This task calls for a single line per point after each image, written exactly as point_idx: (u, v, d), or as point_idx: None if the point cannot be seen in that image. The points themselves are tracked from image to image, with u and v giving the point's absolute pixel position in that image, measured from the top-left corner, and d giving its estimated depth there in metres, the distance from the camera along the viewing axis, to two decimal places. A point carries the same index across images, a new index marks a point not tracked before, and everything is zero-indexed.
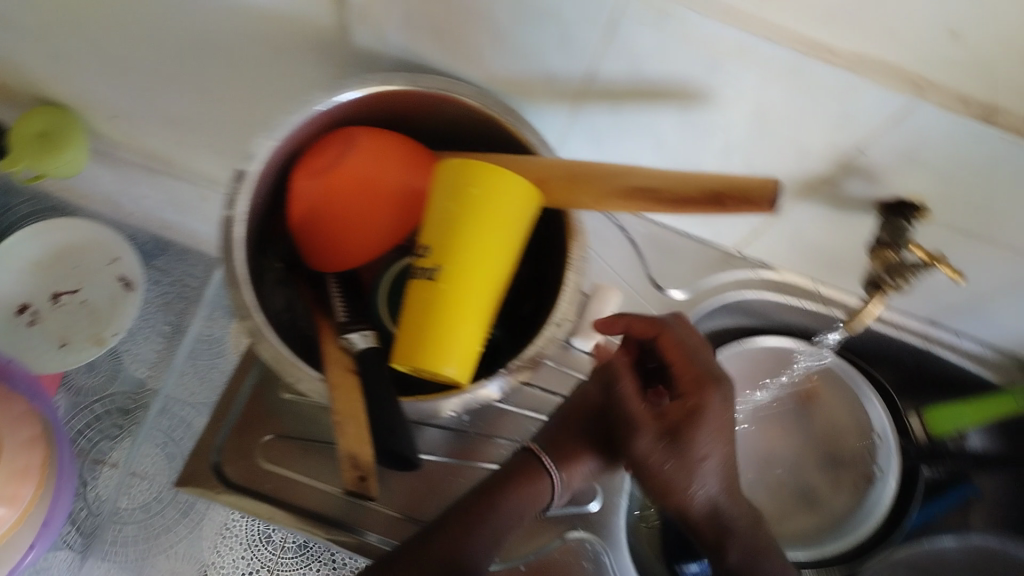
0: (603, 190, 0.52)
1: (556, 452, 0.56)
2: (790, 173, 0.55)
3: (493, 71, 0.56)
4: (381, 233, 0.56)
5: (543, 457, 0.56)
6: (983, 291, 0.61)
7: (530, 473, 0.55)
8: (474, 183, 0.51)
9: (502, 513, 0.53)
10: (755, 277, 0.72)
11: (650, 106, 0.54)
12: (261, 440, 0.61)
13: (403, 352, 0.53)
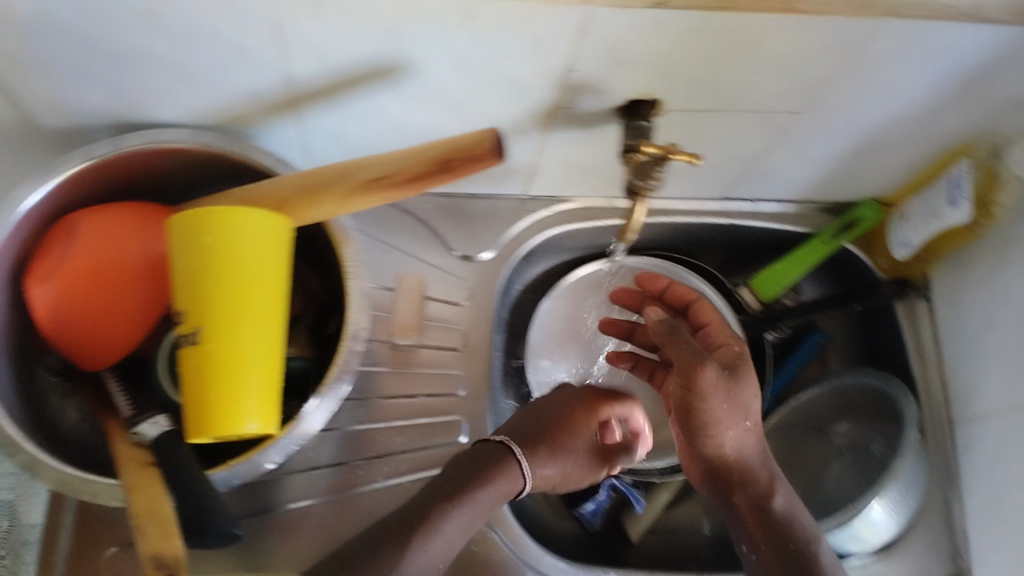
0: (343, 192, 0.49)
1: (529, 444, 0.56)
2: (525, 110, 0.54)
3: (197, 108, 0.52)
4: (141, 313, 0.52)
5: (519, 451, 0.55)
6: (754, 158, 0.62)
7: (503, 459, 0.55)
8: (206, 230, 0.47)
9: (475, 507, 0.52)
10: (551, 214, 0.71)
11: (367, 94, 0.51)
12: (104, 555, 0.57)
13: (194, 426, 0.49)
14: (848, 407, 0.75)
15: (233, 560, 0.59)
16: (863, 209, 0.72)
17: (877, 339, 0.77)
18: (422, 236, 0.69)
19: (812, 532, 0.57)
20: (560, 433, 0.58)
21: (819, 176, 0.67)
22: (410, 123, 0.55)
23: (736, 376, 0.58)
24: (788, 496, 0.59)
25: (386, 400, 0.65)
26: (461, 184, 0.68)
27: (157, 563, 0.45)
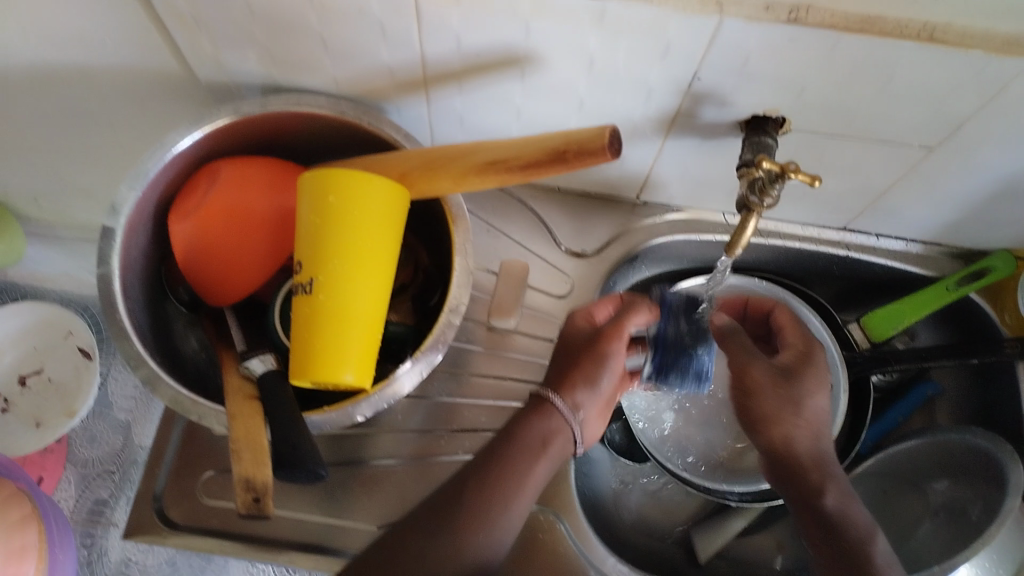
0: (460, 169, 0.52)
1: (571, 396, 0.54)
2: (646, 114, 0.55)
3: (340, 78, 0.56)
4: (262, 258, 0.57)
5: (563, 409, 0.54)
6: (877, 188, 0.61)
7: (542, 412, 0.54)
8: (331, 191, 0.51)
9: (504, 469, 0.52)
10: (661, 220, 0.72)
11: (495, 81, 0.54)
12: (202, 477, 0.63)
13: (296, 369, 0.53)
14: (948, 465, 0.71)
15: (315, 504, 0.63)
16: (996, 259, 0.68)
17: (990, 403, 0.73)
18: (532, 227, 0.71)
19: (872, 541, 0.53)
20: (599, 372, 0.55)
21: (949, 218, 0.64)
22: (532, 113, 0.57)
23: (793, 378, 0.57)
24: (844, 495, 0.55)
25: (478, 378, 0.67)
26: (578, 181, 0.70)
27: (248, 484, 0.50)
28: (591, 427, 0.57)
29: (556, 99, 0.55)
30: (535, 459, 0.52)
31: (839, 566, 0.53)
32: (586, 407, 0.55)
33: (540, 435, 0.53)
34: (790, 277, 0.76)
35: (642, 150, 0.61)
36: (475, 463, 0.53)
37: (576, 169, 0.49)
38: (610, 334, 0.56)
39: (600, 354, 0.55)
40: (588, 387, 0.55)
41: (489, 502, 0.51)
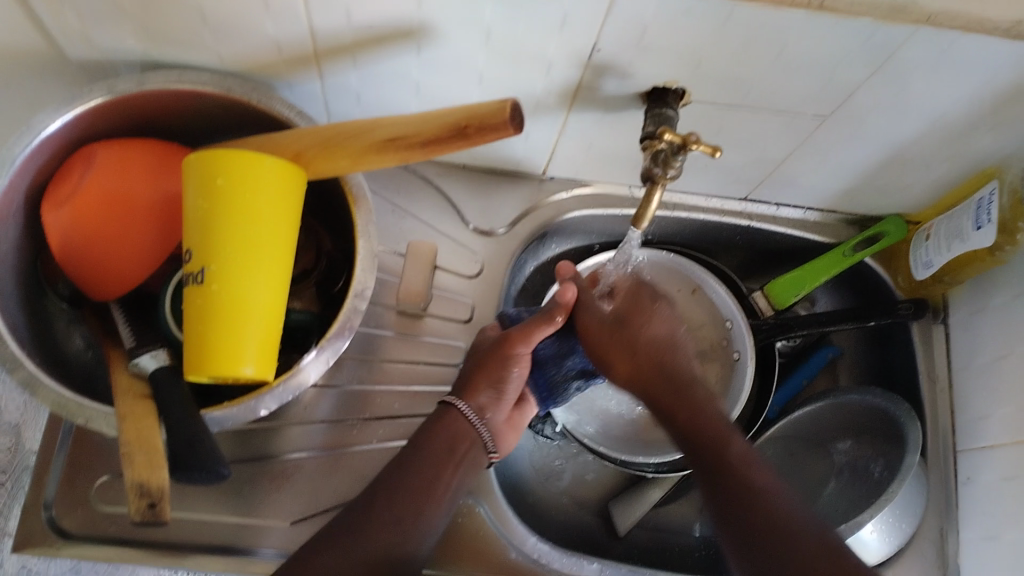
0: (358, 148, 0.50)
1: (477, 403, 0.58)
2: (550, 87, 0.54)
3: (225, 54, 0.54)
4: (150, 249, 0.53)
5: (470, 415, 0.58)
6: (776, 158, 0.62)
7: (450, 416, 0.58)
8: (220, 174, 0.48)
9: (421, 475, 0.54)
10: (569, 196, 0.71)
11: (391, 55, 0.52)
12: (96, 483, 0.59)
13: (189, 366, 0.49)
14: (852, 424, 0.73)
15: (223, 503, 0.60)
16: (889, 223, 0.70)
17: (887, 361, 0.76)
18: (439, 207, 0.69)
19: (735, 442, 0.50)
20: (507, 378, 0.59)
21: (843, 186, 0.66)
22: (431, 88, 0.56)
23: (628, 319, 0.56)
24: (691, 405, 0.52)
25: (388, 364, 0.65)
26: (483, 158, 0.68)
27: (141, 490, 0.46)
28: (502, 428, 0.60)
29: (458, 72, 0.54)
30: (445, 467, 0.55)
31: (709, 473, 0.50)
32: (491, 412, 0.59)
33: (446, 441, 0.56)
34: (697, 248, 0.77)
35: (547, 124, 0.60)
36: (392, 463, 0.55)
37: (478, 145, 0.48)
38: (514, 331, 0.59)
39: (509, 356, 0.58)
40: (493, 393, 0.59)
41: (414, 499, 0.53)
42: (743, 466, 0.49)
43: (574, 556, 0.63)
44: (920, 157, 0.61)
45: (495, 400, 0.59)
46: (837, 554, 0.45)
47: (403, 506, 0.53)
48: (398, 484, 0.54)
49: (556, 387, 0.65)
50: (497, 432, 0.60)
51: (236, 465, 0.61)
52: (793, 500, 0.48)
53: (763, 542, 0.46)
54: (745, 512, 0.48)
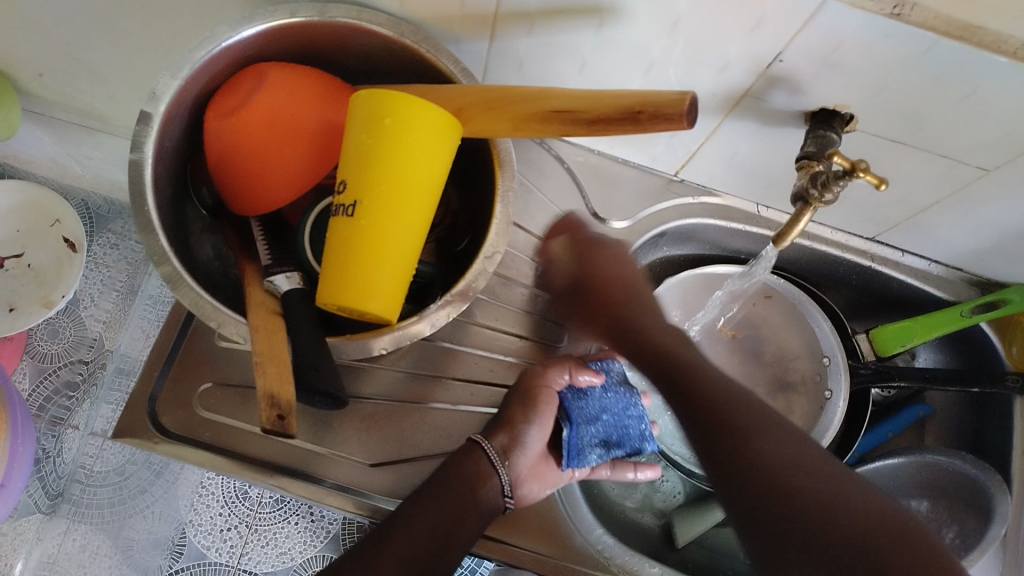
0: (523, 113, 0.51)
1: (500, 443, 0.57)
2: (716, 89, 0.54)
3: (408, 0, 0.55)
4: (302, 174, 0.55)
5: (492, 453, 0.56)
6: (920, 202, 0.61)
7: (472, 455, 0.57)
8: (388, 114, 0.49)
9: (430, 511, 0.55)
10: (695, 203, 0.71)
11: (569, 29, 0.53)
12: (199, 388, 0.61)
13: (325, 292, 0.51)
14: (934, 486, 0.71)
15: (309, 431, 0.61)
16: (1014, 292, 0.68)
17: (980, 431, 0.74)
18: (566, 189, 0.70)
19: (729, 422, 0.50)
20: (536, 417, 0.58)
21: (978, 245, 0.65)
22: (597, 68, 0.56)
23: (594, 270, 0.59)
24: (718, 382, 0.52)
25: (489, 332, 0.66)
26: (620, 150, 0.69)
27: (271, 400, 0.47)
28: (525, 474, 0.58)
29: (629, 57, 0.54)
30: (486, 485, 0.56)
31: (723, 443, 0.49)
32: (515, 456, 0.57)
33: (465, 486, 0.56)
34: (807, 280, 0.77)
35: (698, 127, 0.60)
36: (426, 482, 0.56)
37: (648, 132, 0.47)
38: (532, 374, 0.60)
39: (534, 397, 0.58)
40: (517, 438, 0.57)
41: (457, 508, 0.55)
42: (751, 413, 0.50)
43: (637, 555, 0.63)
44: None
45: (519, 446, 0.57)
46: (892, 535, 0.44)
47: (450, 512, 0.55)
48: (439, 492, 0.55)
49: (582, 449, 0.58)
50: (519, 478, 0.58)
51: None
52: (840, 488, 0.46)
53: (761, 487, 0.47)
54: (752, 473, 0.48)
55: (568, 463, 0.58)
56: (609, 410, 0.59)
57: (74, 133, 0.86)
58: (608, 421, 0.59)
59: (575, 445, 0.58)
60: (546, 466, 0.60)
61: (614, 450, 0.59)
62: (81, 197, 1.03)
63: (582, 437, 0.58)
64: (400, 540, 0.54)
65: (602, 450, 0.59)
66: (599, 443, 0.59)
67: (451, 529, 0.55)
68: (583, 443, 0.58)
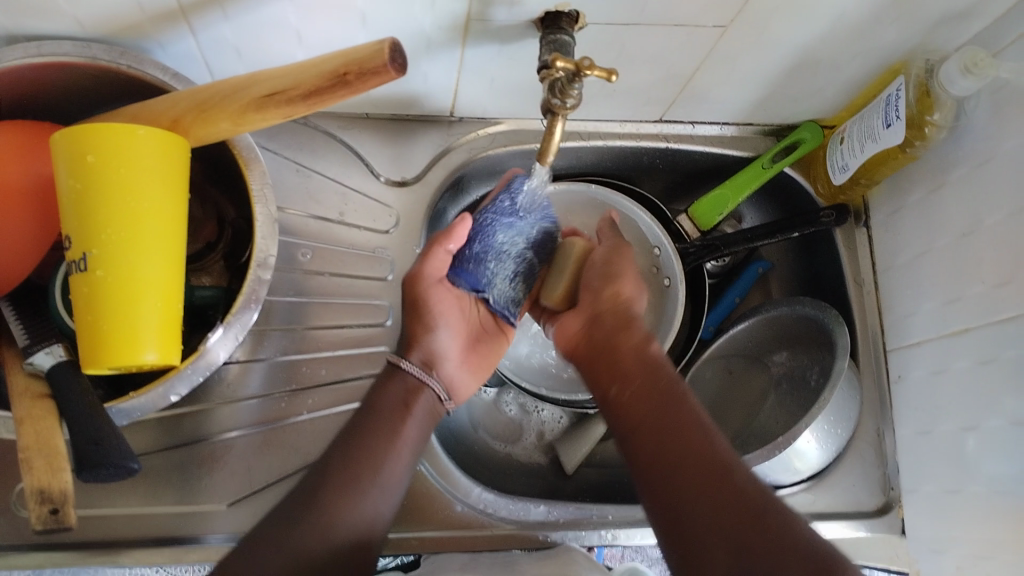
0: (236, 108, 0.47)
1: (420, 356, 0.58)
2: (438, 21, 0.51)
3: (84, 20, 0.49)
4: (34, 237, 0.50)
5: (414, 368, 0.57)
6: (684, 74, 0.60)
7: (390, 375, 0.57)
8: (90, 149, 0.45)
9: (339, 481, 0.51)
10: (481, 135, 0.69)
11: (262, 3, 0.49)
12: (15, 488, 0.56)
13: (87, 357, 0.47)
14: (785, 336, 0.74)
15: (153, 494, 0.58)
16: (805, 130, 0.69)
17: (815, 268, 0.76)
18: (344, 160, 0.66)
19: (650, 437, 0.50)
20: (437, 314, 0.59)
21: (754, 97, 0.65)
22: (313, 35, 0.52)
23: (612, 268, 0.60)
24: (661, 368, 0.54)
25: (313, 331, 0.63)
26: (388, 106, 0.65)
27: (41, 496, 0.44)
28: (456, 378, 0.61)
29: (337, 14, 0.50)
30: (397, 425, 0.55)
31: (665, 443, 0.49)
32: (440, 364, 0.59)
33: (392, 409, 0.55)
34: (618, 177, 0.76)
35: (444, 63, 0.57)
36: (338, 437, 0.54)
37: (363, 90, 0.45)
38: (413, 278, 0.59)
39: (420, 304, 0.59)
40: (432, 346, 0.59)
41: (360, 461, 0.52)
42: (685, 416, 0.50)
43: (519, 500, 0.63)
44: (825, 57, 0.59)
45: (437, 355, 0.59)
46: (768, 530, 0.43)
47: (354, 475, 0.51)
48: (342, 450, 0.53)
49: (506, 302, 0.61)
50: (449, 383, 0.61)
51: (155, 454, 0.58)
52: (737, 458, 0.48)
53: (695, 503, 0.46)
54: (685, 480, 0.47)
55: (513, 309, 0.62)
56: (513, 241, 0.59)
57: None
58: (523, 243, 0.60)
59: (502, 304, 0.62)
60: (473, 358, 0.63)
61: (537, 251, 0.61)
62: None
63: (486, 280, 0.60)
64: (304, 530, 0.48)
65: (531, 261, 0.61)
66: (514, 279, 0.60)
67: (354, 474, 0.51)
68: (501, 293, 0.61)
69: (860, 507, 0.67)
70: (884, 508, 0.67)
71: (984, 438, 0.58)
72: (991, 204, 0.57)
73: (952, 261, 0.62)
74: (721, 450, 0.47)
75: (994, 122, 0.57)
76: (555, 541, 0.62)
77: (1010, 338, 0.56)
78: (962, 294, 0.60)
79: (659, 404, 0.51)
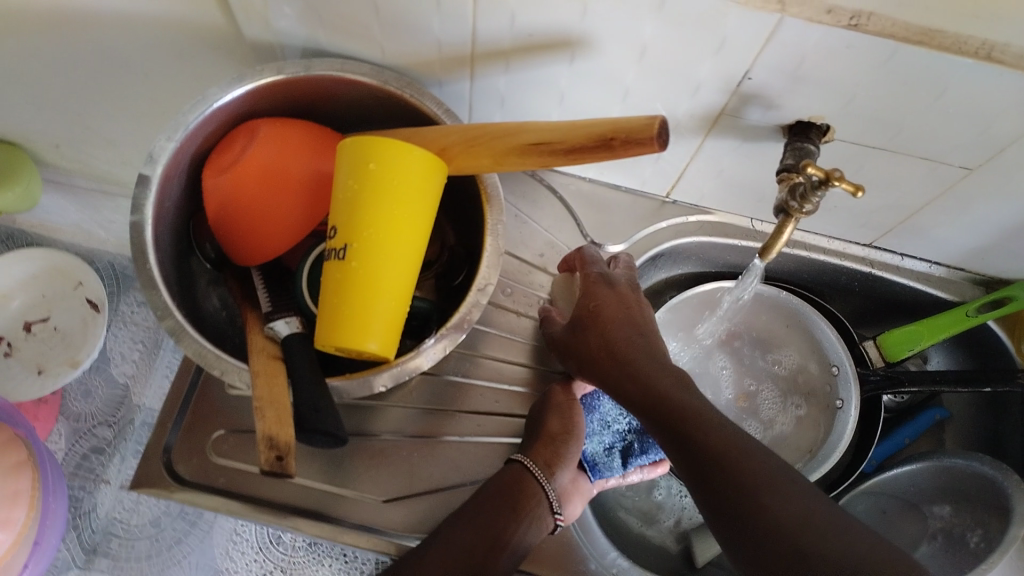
0: (504, 148, 0.52)
1: (543, 458, 0.59)
2: (693, 109, 0.55)
3: (389, 49, 0.57)
4: (297, 221, 0.57)
5: (536, 469, 0.58)
6: (911, 206, 0.61)
7: (518, 475, 0.58)
8: (372, 158, 0.51)
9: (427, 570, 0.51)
10: (689, 221, 0.72)
11: (545, 64, 0.54)
12: (213, 435, 0.62)
13: (322, 335, 0.52)
14: (951, 491, 0.70)
15: (320, 471, 0.62)
16: (1018, 288, 0.68)
17: (999, 428, 0.73)
18: (560, 216, 0.71)
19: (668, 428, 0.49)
20: (571, 431, 0.61)
21: (973, 243, 0.65)
22: (576, 100, 0.58)
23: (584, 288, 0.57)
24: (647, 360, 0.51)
25: (489, 360, 0.67)
26: (613, 176, 0.70)
27: (270, 443, 0.47)
28: (569, 494, 0.60)
29: (604, 87, 0.55)
30: (506, 535, 0.54)
31: (698, 465, 0.46)
32: (560, 469, 0.59)
33: (511, 499, 0.56)
34: (811, 290, 0.77)
35: (680, 147, 0.61)
36: (453, 514, 0.55)
37: (621, 157, 0.49)
38: (555, 392, 0.63)
39: (556, 414, 0.62)
40: (558, 452, 0.60)
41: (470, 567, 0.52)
42: (715, 437, 0.47)
43: None
44: None
45: (561, 461, 0.60)
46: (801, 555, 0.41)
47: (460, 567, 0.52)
48: (478, 514, 0.55)
49: (597, 462, 0.64)
50: (563, 494, 0.60)
51: None
52: (786, 474, 0.45)
53: (734, 520, 0.44)
54: (718, 483, 0.45)
55: (598, 476, 0.64)
56: (628, 422, 0.67)
57: (86, 198, 0.90)
58: (627, 424, 0.67)
59: (593, 462, 0.64)
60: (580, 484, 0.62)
61: (648, 445, 0.65)
62: (105, 259, 1.04)
63: (592, 450, 0.65)
64: None
65: (634, 442, 0.66)
66: (613, 451, 0.65)
67: (493, 547, 0.54)
68: (595, 453, 0.65)
69: None
70: None
71: None
72: None
73: None
74: (751, 463, 0.45)
75: None
76: None
77: None
78: None
79: (686, 442, 0.47)
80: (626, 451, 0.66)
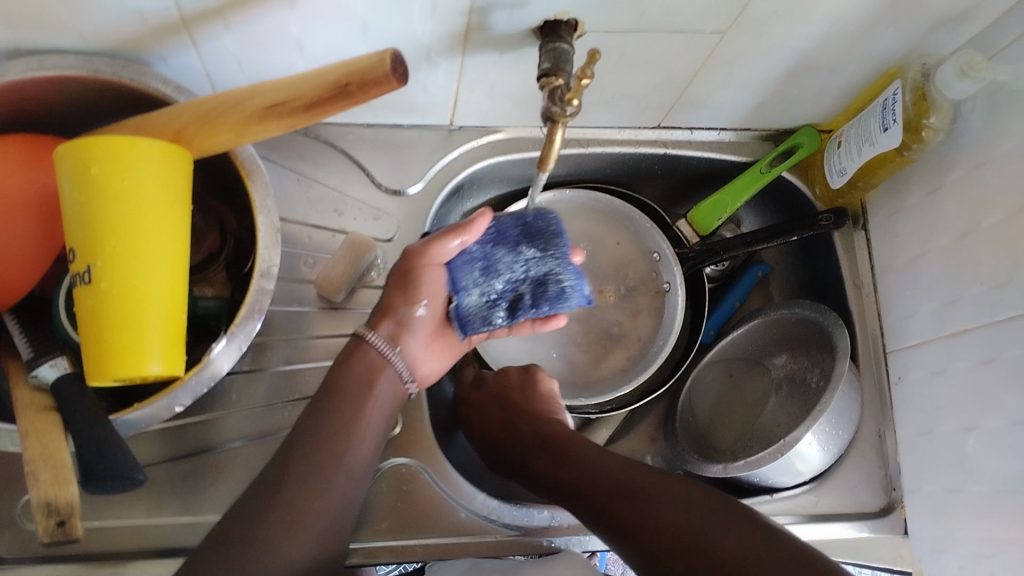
0: (240, 118, 0.47)
1: (388, 330, 0.57)
2: (439, 30, 0.52)
3: (86, 34, 0.50)
4: (37, 249, 0.50)
5: (380, 341, 0.56)
6: (684, 79, 0.60)
7: (359, 354, 0.56)
8: (93, 163, 0.45)
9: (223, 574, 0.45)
10: (480, 144, 0.69)
11: (264, 16, 0.49)
12: (22, 499, 0.56)
13: (92, 369, 0.47)
14: (786, 339, 0.73)
15: (156, 505, 0.57)
16: (802, 135, 0.70)
17: (815, 270, 0.76)
18: (346, 169, 0.66)
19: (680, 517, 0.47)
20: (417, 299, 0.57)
21: (753, 102, 0.66)
22: (314, 45, 0.53)
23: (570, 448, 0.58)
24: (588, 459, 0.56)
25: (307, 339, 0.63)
26: (390, 115, 0.66)
27: (48, 509, 0.46)
28: (418, 354, 0.59)
29: (340, 26, 0.51)
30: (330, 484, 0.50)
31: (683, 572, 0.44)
32: (404, 340, 0.58)
33: (338, 427, 0.52)
34: (617, 183, 0.76)
35: (444, 71, 0.57)
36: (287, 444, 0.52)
37: (365, 100, 0.45)
38: (411, 254, 0.56)
39: (408, 277, 0.56)
40: (403, 320, 0.57)
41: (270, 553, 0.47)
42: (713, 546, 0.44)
43: (523, 506, 0.63)
44: (821, 62, 0.60)
45: (406, 328, 0.58)
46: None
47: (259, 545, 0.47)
48: (222, 555, 0.46)
49: (471, 317, 0.59)
50: (413, 358, 0.59)
51: (159, 465, 0.58)
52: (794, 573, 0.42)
53: None
54: None
55: (467, 330, 0.60)
56: (524, 270, 0.57)
57: None
58: (521, 273, 0.57)
59: (466, 314, 0.59)
60: (438, 340, 0.61)
61: (544, 301, 0.57)
62: None
63: (464, 304, 0.58)
64: None
65: (526, 296, 0.57)
66: (495, 304, 0.58)
67: (293, 520, 0.48)
68: (472, 308, 0.58)
69: (863, 507, 0.67)
70: (888, 508, 0.67)
71: (986, 437, 0.58)
72: (991, 203, 0.57)
73: (952, 265, 0.61)
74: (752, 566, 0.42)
75: (991, 127, 0.57)
76: (558, 546, 0.62)
77: (1013, 341, 0.55)
78: (961, 295, 0.60)
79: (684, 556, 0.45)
80: (514, 303, 0.58)
